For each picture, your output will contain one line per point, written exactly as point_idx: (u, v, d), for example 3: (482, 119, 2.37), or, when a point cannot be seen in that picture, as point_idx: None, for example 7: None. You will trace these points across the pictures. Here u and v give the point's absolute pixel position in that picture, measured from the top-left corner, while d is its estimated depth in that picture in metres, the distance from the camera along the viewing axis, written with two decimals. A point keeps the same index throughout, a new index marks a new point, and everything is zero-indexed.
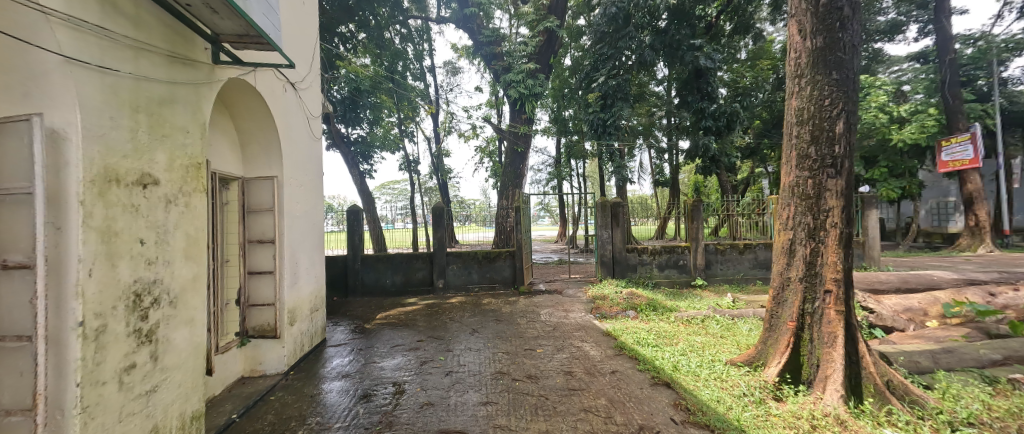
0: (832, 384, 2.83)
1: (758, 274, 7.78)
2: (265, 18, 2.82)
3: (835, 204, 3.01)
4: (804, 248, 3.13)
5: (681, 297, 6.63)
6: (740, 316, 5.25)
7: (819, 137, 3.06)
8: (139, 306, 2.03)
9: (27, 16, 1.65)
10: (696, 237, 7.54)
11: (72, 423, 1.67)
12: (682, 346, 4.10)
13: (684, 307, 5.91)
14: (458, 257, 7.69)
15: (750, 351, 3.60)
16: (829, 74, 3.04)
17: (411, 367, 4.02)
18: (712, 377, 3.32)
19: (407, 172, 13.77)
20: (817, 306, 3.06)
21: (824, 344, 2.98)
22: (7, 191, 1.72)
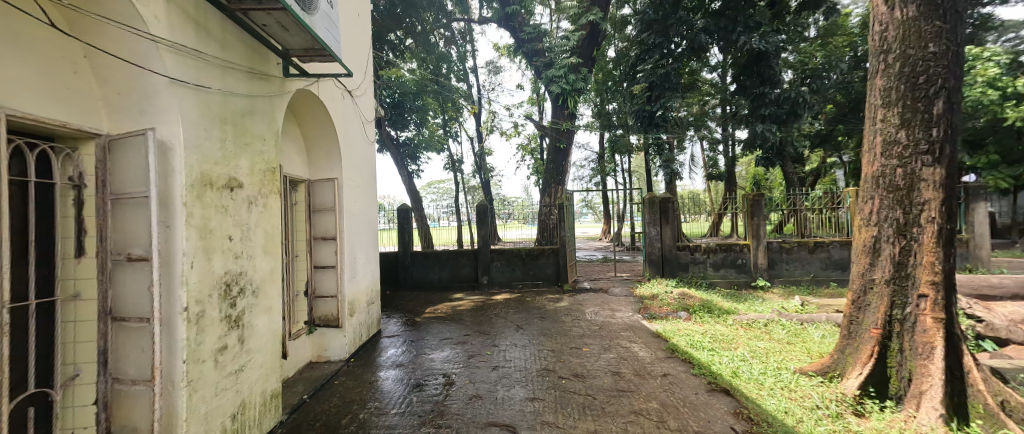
0: (928, 400, 2.55)
1: (833, 276, 7.11)
2: (331, 32, 3.04)
3: (931, 196, 2.69)
4: (891, 247, 2.85)
5: (741, 299, 6.24)
6: (810, 322, 4.86)
7: (912, 120, 2.77)
8: (229, 295, 2.31)
9: (142, 45, 1.93)
10: (757, 234, 7.04)
11: (180, 394, 1.95)
12: (743, 352, 3.89)
13: (743, 310, 5.57)
14: (501, 254, 7.83)
15: (824, 359, 3.34)
16: (926, 47, 2.72)
17: (459, 360, 4.18)
18: (778, 386, 3.13)
19: (451, 171, 14.09)
20: (908, 312, 2.77)
21: (918, 355, 2.69)
22: (131, 195, 2.03)
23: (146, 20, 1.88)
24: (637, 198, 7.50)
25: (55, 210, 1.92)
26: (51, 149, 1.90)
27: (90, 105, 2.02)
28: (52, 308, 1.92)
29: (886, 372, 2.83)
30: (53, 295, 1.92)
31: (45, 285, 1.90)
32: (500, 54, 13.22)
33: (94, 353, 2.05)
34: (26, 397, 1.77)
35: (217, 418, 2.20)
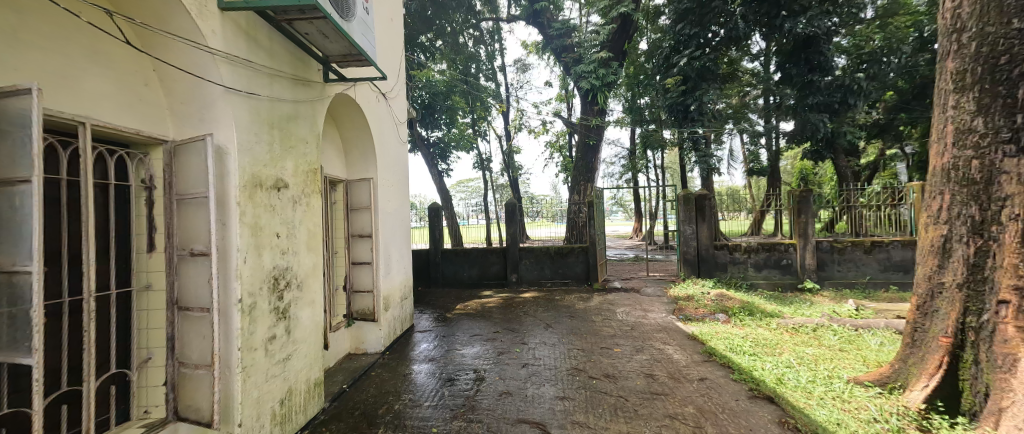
0: (1009, 420, 2.25)
1: (892, 278, 6.61)
2: (367, 38, 3.14)
3: (1015, 190, 2.37)
4: (963, 248, 2.62)
5: (787, 302, 5.93)
6: (866, 327, 4.55)
7: (991, 106, 2.52)
8: (277, 288, 2.48)
9: (200, 57, 2.10)
10: (805, 233, 6.64)
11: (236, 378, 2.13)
12: (788, 358, 3.71)
13: (789, 313, 5.30)
14: (530, 252, 7.85)
15: (883, 369, 3.14)
16: (1009, 24, 2.45)
17: (489, 357, 4.25)
18: (828, 396, 2.98)
19: (480, 170, 14.22)
20: (985, 320, 2.48)
21: (998, 368, 2.37)
22: (192, 196, 2.20)
23: (205, 35, 2.04)
24: (671, 195, 7.31)
25: (130, 209, 2.15)
26: (127, 155, 2.12)
27: (157, 114, 2.21)
28: (128, 297, 2.15)
29: (958, 386, 2.60)
30: (128, 285, 2.15)
31: (122, 276, 2.12)
32: (529, 51, 13.19)
33: (162, 339, 2.26)
34: (108, 376, 2.00)
35: (267, 403, 2.38)
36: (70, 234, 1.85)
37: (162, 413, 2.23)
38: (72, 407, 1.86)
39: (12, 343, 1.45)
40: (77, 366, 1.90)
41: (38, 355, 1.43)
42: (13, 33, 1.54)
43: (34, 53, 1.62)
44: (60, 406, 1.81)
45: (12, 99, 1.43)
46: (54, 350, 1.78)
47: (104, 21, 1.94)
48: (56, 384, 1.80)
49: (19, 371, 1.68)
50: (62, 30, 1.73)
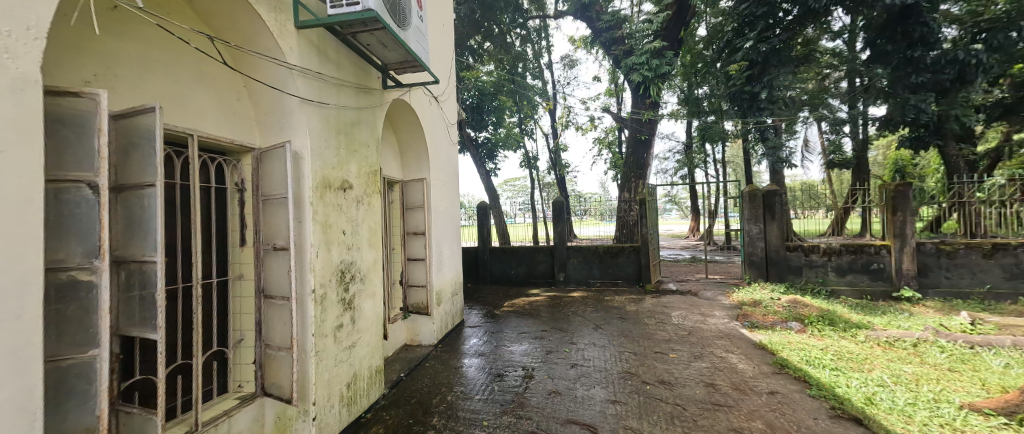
0: None
1: (1021, 289, 5.64)
2: (422, 44, 3.23)
3: None
4: None
5: (878, 312, 5.29)
6: (985, 345, 3.92)
7: None
8: (344, 281, 2.67)
9: (280, 72, 2.31)
10: (902, 234, 5.87)
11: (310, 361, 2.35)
12: (880, 376, 3.30)
13: (881, 325, 4.72)
14: (578, 251, 7.69)
15: (1010, 396, 2.68)
16: None
17: (537, 355, 4.22)
18: (933, 422, 2.60)
19: (527, 168, 14.18)
20: None
21: None
22: (272, 196, 2.42)
23: (285, 52, 2.25)
24: (734, 191, 6.86)
25: (226, 208, 2.42)
26: (223, 161, 2.40)
27: (247, 125, 2.47)
28: (225, 285, 2.43)
29: None
30: (224, 275, 2.42)
31: (220, 267, 2.41)
32: (576, 46, 12.93)
33: (250, 324, 2.50)
34: (210, 353, 2.30)
35: (336, 385, 2.61)
36: (180, 229, 2.15)
37: (250, 388, 2.48)
38: (184, 377, 2.20)
39: (142, 320, 1.76)
40: (186, 344, 2.22)
41: (161, 331, 1.71)
42: (136, 65, 1.89)
43: (152, 78, 1.96)
44: (174, 376, 2.15)
45: (142, 116, 1.71)
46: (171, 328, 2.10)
47: (208, 47, 2.27)
48: (172, 357, 2.12)
49: (147, 344, 2.03)
50: (175, 54, 2.06)
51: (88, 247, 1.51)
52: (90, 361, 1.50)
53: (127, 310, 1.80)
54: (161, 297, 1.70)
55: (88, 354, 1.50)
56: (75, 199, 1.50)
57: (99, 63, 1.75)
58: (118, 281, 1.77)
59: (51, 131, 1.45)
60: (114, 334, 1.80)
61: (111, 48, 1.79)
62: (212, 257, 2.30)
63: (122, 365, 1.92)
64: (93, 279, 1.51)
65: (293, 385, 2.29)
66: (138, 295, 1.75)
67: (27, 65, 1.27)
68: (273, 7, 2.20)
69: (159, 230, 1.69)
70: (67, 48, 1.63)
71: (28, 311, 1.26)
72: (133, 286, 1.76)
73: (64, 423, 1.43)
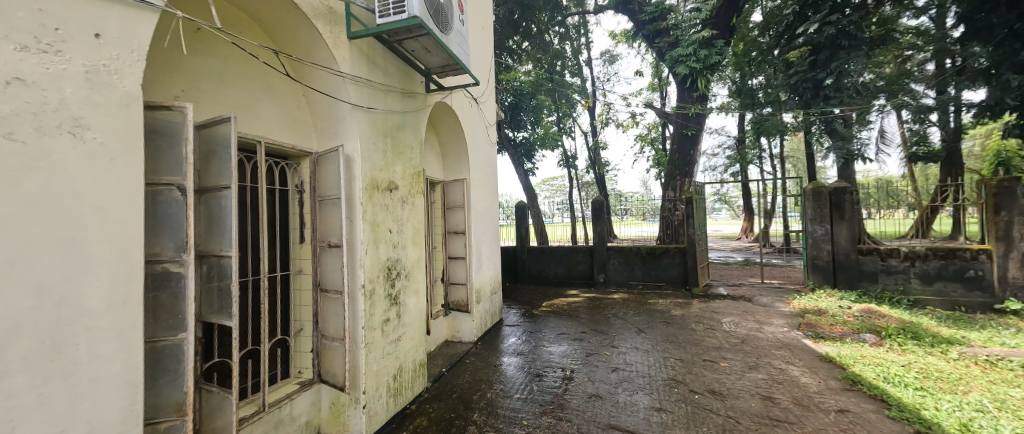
0: None
1: None
2: (464, 48, 3.22)
3: None
4: None
5: (972, 326, 4.65)
6: None
7: None
8: (389, 277, 2.77)
9: (334, 81, 2.44)
10: (1009, 236, 5.04)
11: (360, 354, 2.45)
12: (978, 399, 2.88)
13: (979, 342, 4.14)
14: (618, 252, 7.46)
15: None
16: None
17: (577, 357, 4.12)
18: None
19: (565, 167, 13.98)
20: None
21: None
22: (326, 197, 2.56)
23: (338, 61, 2.38)
24: (796, 189, 6.37)
25: (287, 207, 2.57)
26: (286, 164, 2.57)
27: (306, 131, 2.64)
28: (287, 279, 2.58)
29: None
30: (287, 269, 2.57)
31: (283, 262, 2.57)
32: (617, 41, 12.56)
33: (308, 315, 2.64)
34: (275, 340, 2.46)
35: (383, 377, 2.70)
36: (249, 226, 2.33)
37: (309, 374, 2.63)
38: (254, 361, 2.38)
39: (219, 309, 1.94)
40: (256, 331, 2.36)
41: (236, 319, 1.87)
42: (216, 80, 2.10)
43: (229, 91, 2.17)
44: (245, 360, 2.30)
45: (219, 126, 1.91)
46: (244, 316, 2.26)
47: (274, 61, 2.47)
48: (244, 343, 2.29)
49: (226, 330, 2.21)
50: (246, 68, 2.27)
51: (179, 242, 1.69)
52: (179, 343, 1.66)
53: (207, 299, 1.99)
54: (234, 288, 1.87)
55: (178, 336, 1.67)
56: (168, 200, 1.68)
57: (185, 80, 1.97)
58: (200, 273, 1.96)
59: (150, 141, 1.64)
60: (199, 321, 2.00)
61: (195, 66, 2.01)
62: (276, 253, 2.48)
63: (203, 347, 2.10)
64: (180, 270, 1.68)
65: (345, 374, 2.41)
66: (215, 286, 1.95)
67: (131, 83, 1.43)
68: (330, 19, 2.37)
69: (232, 227, 1.86)
70: (159, 66, 1.84)
71: (134, 298, 1.42)
72: (213, 277, 1.95)
73: (159, 397, 1.61)
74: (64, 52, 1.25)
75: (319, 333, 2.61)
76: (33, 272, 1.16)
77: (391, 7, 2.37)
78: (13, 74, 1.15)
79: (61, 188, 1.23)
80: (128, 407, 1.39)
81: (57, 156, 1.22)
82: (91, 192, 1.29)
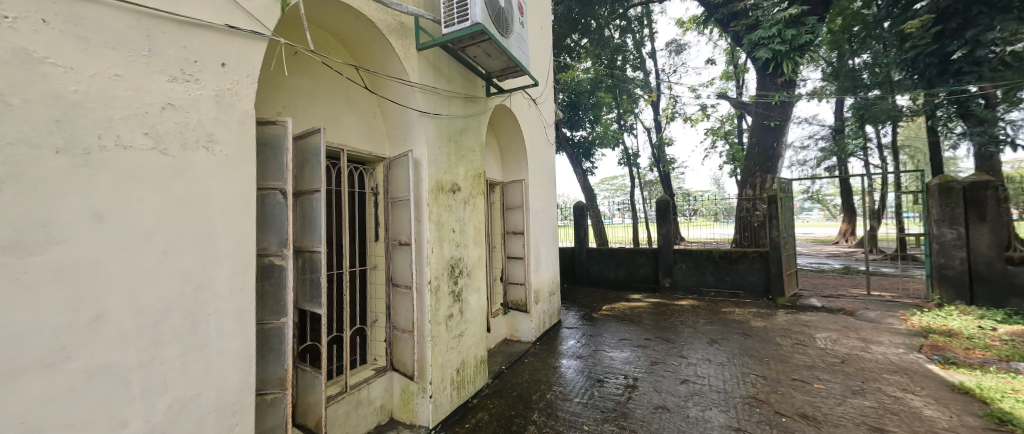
0: None
1: None
2: (522, 50, 3.18)
3: None
4: None
5: None
6: None
7: None
8: (453, 274, 2.84)
9: (404, 90, 2.57)
10: None
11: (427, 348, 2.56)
12: None
13: None
14: (687, 256, 6.95)
15: None
16: None
17: (641, 364, 3.90)
18: None
19: (626, 166, 13.37)
20: None
21: None
22: (396, 198, 2.70)
23: (408, 72, 2.51)
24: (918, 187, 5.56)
25: (364, 208, 2.75)
26: (363, 168, 2.76)
27: (380, 138, 2.81)
28: (364, 273, 2.76)
29: None
30: (364, 265, 2.75)
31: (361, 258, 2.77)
32: (685, 29, 11.77)
33: (382, 307, 2.80)
34: (354, 329, 2.65)
35: (448, 368, 2.79)
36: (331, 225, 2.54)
37: (383, 362, 2.80)
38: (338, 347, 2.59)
39: (310, 298, 2.16)
40: (339, 319, 2.56)
41: (324, 307, 2.06)
42: (309, 96, 2.34)
43: (318, 105, 2.40)
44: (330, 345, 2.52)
45: (312, 137, 2.11)
46: (331, 305, 2.45)
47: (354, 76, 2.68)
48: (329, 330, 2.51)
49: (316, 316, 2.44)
50: (333, 84, 2.50)
51: (280, 239, 1.90)
52: (281, 326, 1.86)
53: (301, 290, 2.22)
54: (323, 279, 2.06)
55: (281, 320, 1.87)
56: (272, 201, 1.89)
57: (284, 100, 2.21)
58: (296, 266, 2.18)
59: (259, 152, 1.87)
60: (295, 308, 2.23)
61: (294, 85, 2.26)
62: (356, 250, 2.68)
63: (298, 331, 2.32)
64: (282, 263, 1.89)
65: (415, 365, 2.54)
66: (308, 277, 2.16)
67: (249, 103, 1.67)
68: (402, 33, 2.51)
69: (321, 225, 2.05)
70: (265, 88, 2.10)
71: (249, 285, 1.65)
72: (305, 269, 2.17)
73: (266, 372, 1.84)
74: (201, 79, 1.51)
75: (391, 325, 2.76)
76: (179, 260, 1.41)
77: (455, 18, 2.45)
78: (166, 100, 1.40)
79: (197, 190, 1.47)
80: (244, 377, 1.62)
81: (195, 166, 1.46)
82: (220, 194, 1.54)
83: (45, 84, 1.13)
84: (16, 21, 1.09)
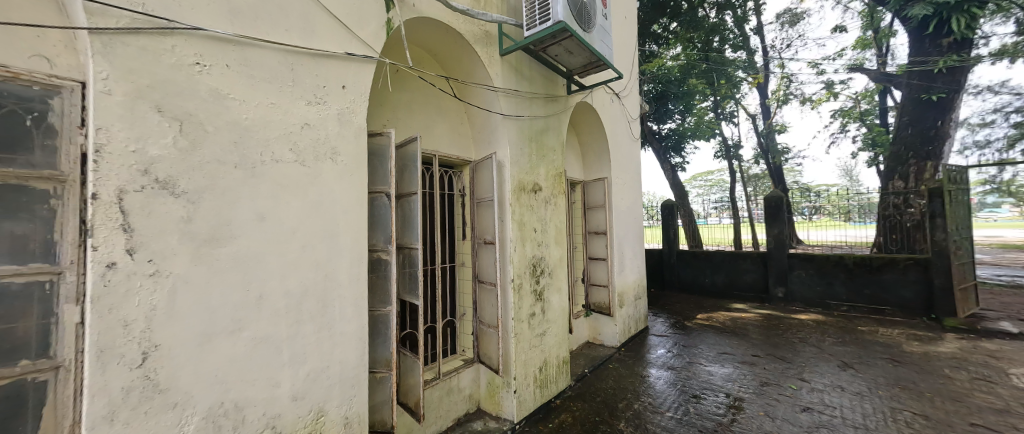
0: None
1: None
2: (606, 43, 3.09)
3: None
4: None
5: None
6: None
7: None
8: (535, 273, 2.92)
9: (488, 95, 2.73)
10: None
11: (512, 342, 2.68)
12: None
13: None
14: (809, 262, 6.04)
15: None
16: None
17: (746, 383, 3.51)
18: None
19: (726, 159, 12.06)
20: None
21: None
22: (481, 199, 2.87)
23: (492, 78, 2.65)
24: None
25: (453, 209, 2.96)
26: (452, 172, 2.99)
27: (468, 142, 3.01)
28: (454, 270, 2.97)
29: None
30: (454, 262, 2.96)
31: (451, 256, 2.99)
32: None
33: (469, 303, 2.98)
34: (445, 321, 2.88)
35: (531, 366, 2.87)
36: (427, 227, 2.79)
37: (471, 354, 2.98)
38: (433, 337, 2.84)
39: (409, 290, 2.41)
40: (433, 311, 2.79)
41: (421, 299, 2.28)
42: (407, 108, 2.61)
43: (415, 116, 2.66)
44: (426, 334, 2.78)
45: (409, 145, 2.36)
46: (426, 297, 2.69)
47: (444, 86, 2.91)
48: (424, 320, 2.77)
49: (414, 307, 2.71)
50: (426, 95, 2.75)
51: (385, 237, 2.16)
52: (387, 314, 2.12)
53: (401, 283, 2.48)
54: (420, 274, 2.29)
55: (387, 309, 2.12)
56: (380, 203, 2.16)
57: (387, 114, 2.49)
58: (398, 260, 2.45)
59: (369, 161, 2.15)
60: (398, 299, 2.51)
61: (396, 100, 2.54)
62: (446, 248, 2.91)
63: (399, 320, 2.61)
64: (388, 258, 2.15)
65: (499, 360, 2.66)
66: (408, 271, 2.41)
67: (363, 119, 1.94)
68: (487, 41, 2.66)
69: (417, 224, 2.28)
70: (373, 104, 2.40)
71: (362, 277, 1.91)
72: (404, 264, 2.43)
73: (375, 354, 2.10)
74: (328, 101, 1.79)
75: (478, 319, 2.94)
76: (314, 255, 1.70)
77: (536, 20, 2.54)
78: (304, 121, 1.70)
79: (326, 196, 1.75)
80: (361, 355, 1.88)
81: (324, 176, 1.75)
82: (342, 199, 1.81)
83: (226, 114, 1.46)
84: (208, 68, 1.43)
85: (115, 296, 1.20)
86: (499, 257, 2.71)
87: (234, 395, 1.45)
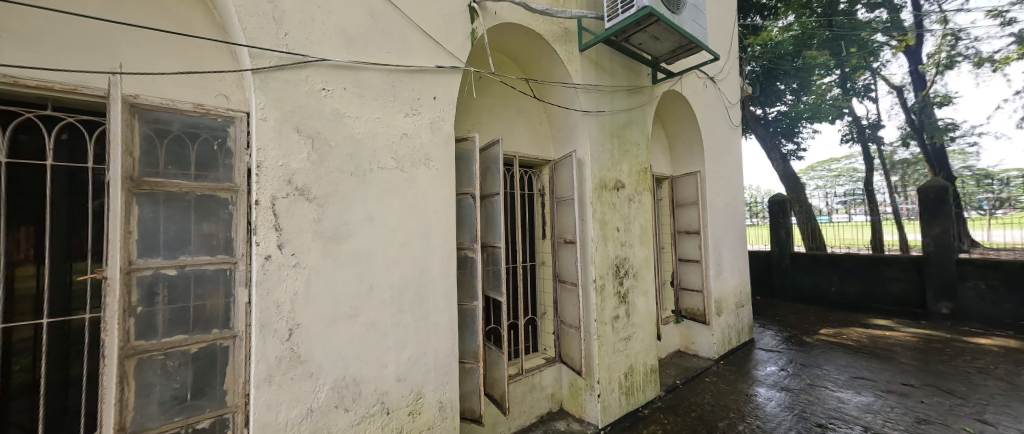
0: None
1: None
2: (698, 24, 2.86)
3: None
4: None
5: None
6: None
7: None
8: (618, 274, 2.84)
9: (567, 93, 2.74)
10: None
11: (594, 342, 2.65)
12: None
13: None
14: (987, 270, 4.80)
15: None
16: None
17: (894, 418, 2.92)
18: None
19: (857, 143, 10.08)
20: None
21: None
22: (561, 198, 2.89)
23: (571, 75, 2.66)
24: None
25: (533, 210, 3.03)
26: (532, 173, 3.06)
27: (547, 142, 3.05)
28: (534, 269, 3.03)
29: None
30: (534, 261, 3.02)
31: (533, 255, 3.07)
32: None
33: (550, 302, 3.02)
34: (527, 318, 2.96)
35: (616, 371, 2.81)
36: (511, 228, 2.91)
37: (553, 353, 3.02)
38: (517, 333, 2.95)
39: (493, 287, 2.53)
40: (515, 309, 2.87)
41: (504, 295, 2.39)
42: (490, 113, 2.75)
43: (497, 120, 2.78)
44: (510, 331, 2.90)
45: (492, 149, 2.48)
46: (508, 295, 2.79)
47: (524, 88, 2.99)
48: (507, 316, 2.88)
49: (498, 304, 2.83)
50: (508, 99, 2.86)
51: (470, 236, 2.31)
52: (473, 310, 2.26)
53: (486, 281, 2.62)
54: (503, 271, 2.40)
55: (473, 304, 2.26)
56: (466, 204, 2.31)
57: (472, 120, 2.65)
58: (482, 258, 2.59)
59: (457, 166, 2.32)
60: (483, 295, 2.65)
61: (480, 106, 2.70)
62: (528, 247, 2.99)
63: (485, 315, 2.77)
64: (473, 255, 2.29)
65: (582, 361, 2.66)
66: (491, 269, 2.54)
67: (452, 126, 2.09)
68: (566, 38, 2.66)
69: (500, 224, 2.39)
70: (460, 112, 2.58)
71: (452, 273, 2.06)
72: (488, 262, 2.56)
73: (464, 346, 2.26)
74: (422, 113, 1.98)
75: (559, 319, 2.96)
76: (413, 253, 1.89)
77: (619, 10, 2.48)
78: (403, 131, 1.90)
79: (422, 201, 1.94)
80: (452, 346, 2.03)
81: (420, 182, 1.94)
82: (436, 203, 1.99)
83: (344, 130, 1.71)
84: (331, 91, 1.69)
85: (269, 282, 1.50)
86: (580, 256, 2.70)
87: (353, 372, 1.70)
